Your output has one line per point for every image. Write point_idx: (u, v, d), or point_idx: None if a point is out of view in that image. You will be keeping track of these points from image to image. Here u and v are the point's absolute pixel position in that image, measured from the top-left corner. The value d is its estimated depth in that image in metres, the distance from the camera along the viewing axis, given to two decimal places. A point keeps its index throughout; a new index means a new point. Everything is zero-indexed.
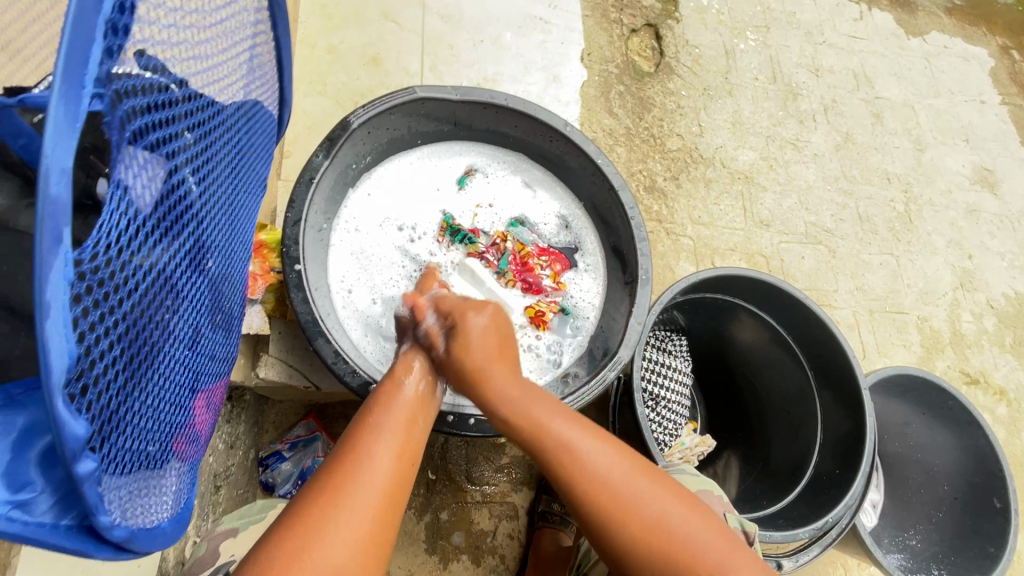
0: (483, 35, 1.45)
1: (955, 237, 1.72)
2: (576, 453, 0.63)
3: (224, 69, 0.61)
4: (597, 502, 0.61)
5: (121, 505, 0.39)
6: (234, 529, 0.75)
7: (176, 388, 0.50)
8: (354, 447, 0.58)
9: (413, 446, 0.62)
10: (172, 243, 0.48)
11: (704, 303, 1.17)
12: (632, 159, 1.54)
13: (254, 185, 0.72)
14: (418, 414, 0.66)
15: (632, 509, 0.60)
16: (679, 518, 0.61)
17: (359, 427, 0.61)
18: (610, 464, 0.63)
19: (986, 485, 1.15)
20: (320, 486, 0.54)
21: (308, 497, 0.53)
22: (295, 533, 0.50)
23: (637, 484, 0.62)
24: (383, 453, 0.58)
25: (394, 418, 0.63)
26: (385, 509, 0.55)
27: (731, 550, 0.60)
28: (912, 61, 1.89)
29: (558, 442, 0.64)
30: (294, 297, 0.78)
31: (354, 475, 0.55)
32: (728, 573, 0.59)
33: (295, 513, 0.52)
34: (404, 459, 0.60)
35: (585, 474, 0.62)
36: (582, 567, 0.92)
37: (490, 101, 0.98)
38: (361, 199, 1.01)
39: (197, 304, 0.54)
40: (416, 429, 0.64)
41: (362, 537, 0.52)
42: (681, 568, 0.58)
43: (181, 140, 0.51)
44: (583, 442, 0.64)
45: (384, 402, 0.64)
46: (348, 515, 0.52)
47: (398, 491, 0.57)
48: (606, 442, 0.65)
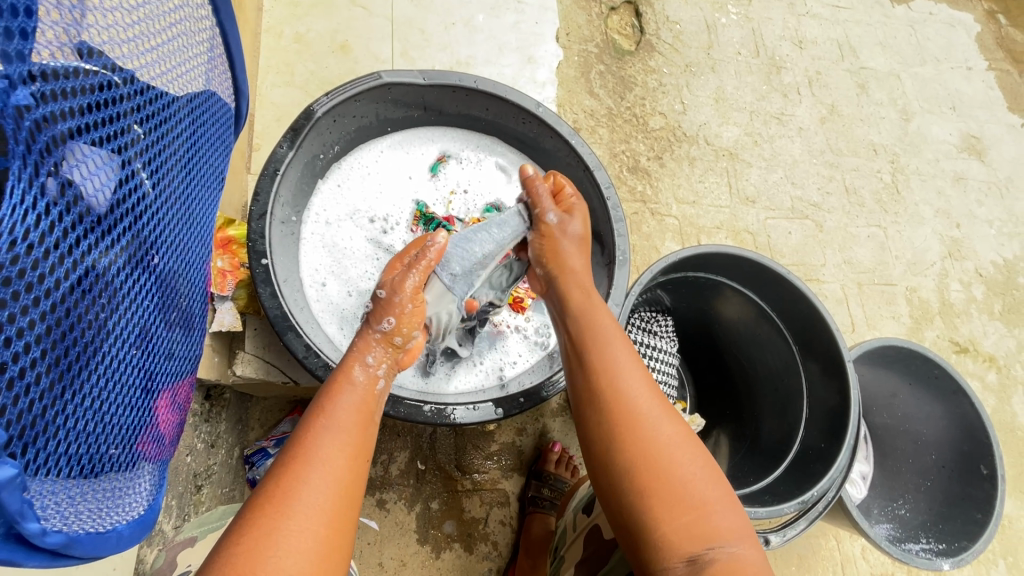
0: (456, 18, 1.42)
1: (942, 207, 1.71)
2: (617, 365, 0.66)
3: (174, 61, 0.59)
4: (615, 415, 0.62)
5: (63, 510, 0.38)
6: (190, 538, 0.75)
7: (132, 389, 0.49)
8: (300, 451, 0.53)
9: (367, 442, 0.57)
10: (114, 240, 0.46)
11: (687, 282, 1.16)
12: (614, 140, 1.52)
13: (212, 179, 0.70)
14: (374, 404, 0.61)
15: (644, 430, 0.61)
16: (682, 454, 0.60)
17: (306, 425, 0.56)
18: (643, 388, 0.65)
19: (975, 453, 1.14)
20: (266, 498, 0.50)
21: (255, 509, 0.50)
22: (242, 551, 0.47)
23: (654, 412, 0.63)
24: (332, 455, 0.53)
25: (344, 412, 0.58)
26: (339, 516, 0.51)
27: (722, 499, 0.59)
28: (897, 29, 1.86)
29: (606, 356, 0.67)
30: (262, 292, 0.77)
31: (301, 485, 0.51)
32: (716, 518, 0.58)
33: (243, 526, 0.49)
34: (357, 458, 0.55)
35: (621, 381, 0.65)
36: (559, 551, 0.92)
37: (459, 84, 0.96)
38: (331, 191, 0.99)
39: (150, 302, 0.52)
40: (370, 422, 0.59)
41: (316, 548, 0.49)
42: (675, 506, 0.57)
43: (127, 134, 0.50)
44: (625, 360, 0.67)
45: (336, 394, 0.59)
46: (298, 529, 0.49)
47: (352, 495, 0.53)
48: (649, 378, 0.67)
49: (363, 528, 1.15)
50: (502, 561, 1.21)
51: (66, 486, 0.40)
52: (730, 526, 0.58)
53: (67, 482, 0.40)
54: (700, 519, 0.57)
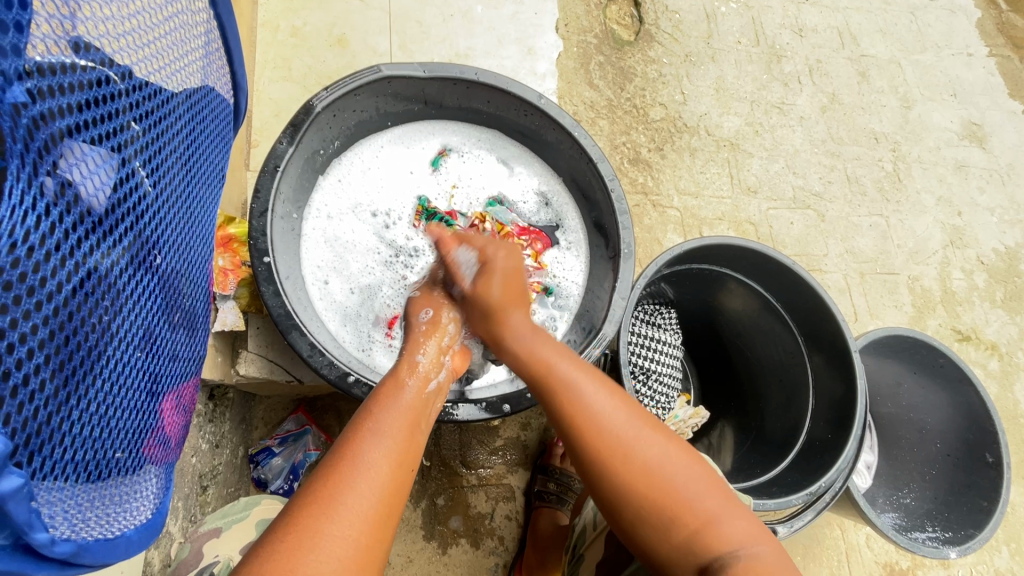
0: (453, 10, 1.40)
1: (944, 195, 1.70)
2: (574, 395, 0.63)
3: (171, 57, 0.57)
4: (593, 442, 0.61)
5: (70, 517, 0.37)
6: (213, 529, 0.77)
7: (136, 393, 0.48)
8: (349, 451, 0.53)
9: (415, 448, 0.57)
10: (114, 241, 0.45)
11: (692, 274, 1.15)
12: (614, 132, 1.51)
13: (212, 177, 0.68)
14: (419, 414, 0.61)
15: (641, 450, 0.60)
16: (670, 463, 0.60)
17: (356, 428, 0.56)
18: (610, 407, 0.62)
19: (979, 441, 1.14)
20: (311, 495, 0.50)
21: (301, 506, 0.49)
22: (284, 549, 0.46)
23: (625, 427, 0.61)
24: (380, 455, 0.53)
25: (394, 417, 0.58)
26: (382, 518, 0.51)
27: (724, 504, 0.59)
28: (898, 16, 1.84)
29: (560, 380, 0.64)
30: (265, 290, 0.76)
31: (347, 484, 0.50)
32: (722, 524, 0.58)
33: (286, 522, 0.48)
34: (404, 462, 0.55)
35: (583, 408, 0.62)
36: (578, 550, 0.92)
37: (460, 76, 0.94)
38: (332, 186, 0.97)
39: (152, 304, 0.51)
40: (419, 428, 0.60)
41: (356, 549, 0.48)
42: (675, 520, 0.58)
43: (126, 132, 0.48)
44: (587, 387, 0.64)
45: (384, 400, 0.60)
46: (340, 528, 0.48)
47: (395, 498, 0.52)
48: (608, 389, 0.64)
49: None
50: (508, 556, 1.21)
51: (73, 493, 0.39)
52: (746, 531, 0.58)
53: (73, 489, 0.39)
54: (706, 529, 0.57)
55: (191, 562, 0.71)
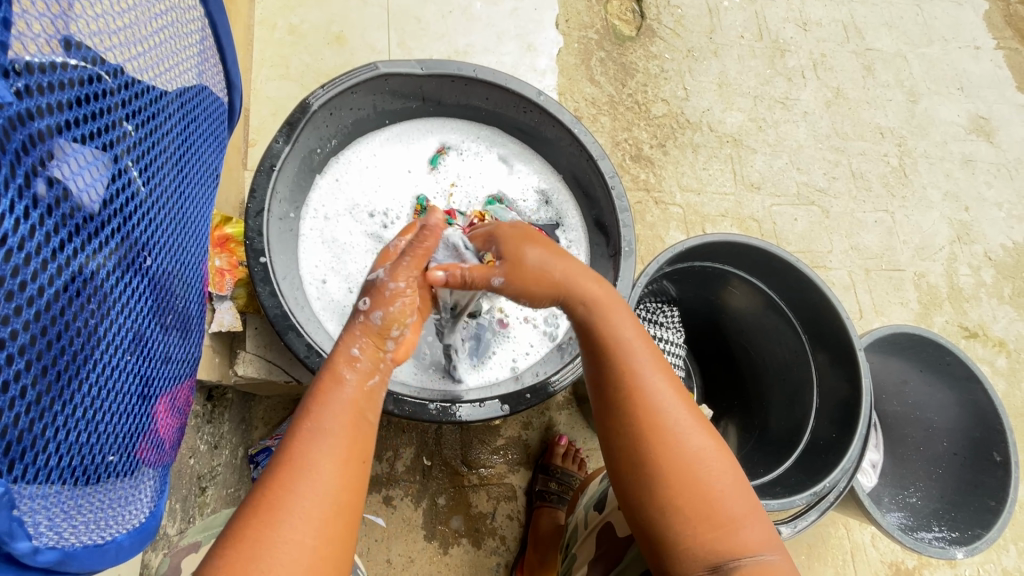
0: (452, 6, 1.39)
1: (950, 190, 1.68)
2: (639, 373, 0.62)
3: (167, 59, 0.57)
4: (640, 421, 0.59)
5: (58, 523, 0.37)
6: (195, 543, 0.74)
7: (128, 396, 0.48)
8: (292, 453, 0.49)
9: (364, 438, 0.53)
10: (103, 243, 0.44)
11: (694, 271, 1.14)
12: (616, 128, 1.49)
13: (206, 177, 0.68)
14: (366, 402, 0.54)
15: (678, 437, 0.59)
16: (711, 459, 0.58)
17: (296, 424, 0.51)
18: (668, 395, 0.61)
19: (987, 440, 1.13)
20: (257, 502, 0.47)
21: (246, 515, 0.46)
22: (234, 560, 0.44)
23: (678, 415, 0.60)
24: (325, 456, 0.49)
25: (338, 409, 0.52)
26: (332, 521, 0.48)
27: (750, 509, 0.58)
28: (904, 9, 1.81)
29: (625, 357, 0.62)
30: (260, 291, 0.75)
31: (292, 490, 0.47)
32: (744, 530, 0.56)
33: (233, 532, 0.46)
34: (350, 460, 0.50)
35: (641, 389, 0.61)
36: (571, 549, 0.91)
37: (458, 73, 0.93)
38: (328, 186, 0.97)
39: (144, 305, 0.51)
40: (368, 416, 0.54)
41: (309, 557, 0.46)
42: (705, 512, 0.56)
43: (118, 132, 0.48)
44: (648, 369, 0.62)
45: (323, 395, 0.53)
46: (290, 537, 0.45)
47: (348, 499, 0.49)
48: (672, 382, 0.63)
49: (370, 526, 1.15)
50: (510, 556, 1.21)
51: (62, 498, 0.39)
52: (762, 540, 0.56)
53: (62, 494, 0.39)
54: (731, 528, 0.56)
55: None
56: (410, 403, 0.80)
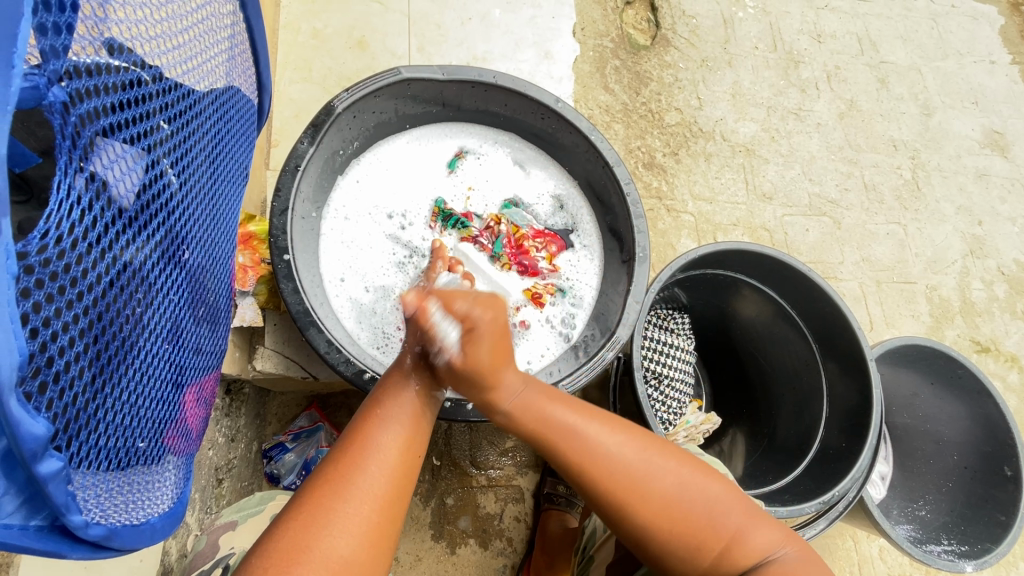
0: (471, 13, 1.41)
1: (964, 204, 1.68)
2: (587, 450, 0.59)
3: (200, 61, 0.59)
4: (611, 489, 0.58)
5: (99, 502, 0.39)
6: (232, 521, 0.76)
7: (160, 385, 0.49)
8: (361, 434, 0.54)
9: (427, 431, 0.58)
10: (145, 236, 0.46)
11: (706, 279, 1.15)
12: (629, 136, 1.51)
13: (236, 175, 0.70)
14: (430, 400, 0.60)
15: (644, 498, 0.58)
16: (694, 487, 0.60)
17: (365, 414, 0.56)
18: (616, 446, 0.60)
19: (998, 454, 1.12)
20: (329, 475, 0.51)
21: (316, 485, 0.51)
22: (303, 525, 0.48)
23: (643, 470, 0.59)
24: (390, 439, 0.54)
25: (402, 401, 0.58)
26: (392, 501, 0.52)
27: (749, 516, 0.61)
28: (919, 23, 1.82)
29: (562, 436, 0.59)
30: (283, 287, 0.77)
31: (360, 468, 0.52)
32: (750, 536, 0.60)
33: (306, 498, 0.50)
34: (414, 447, 0.56)
35: (590, 456, 0.59)
36: (589, 551, 0.92)
37: (478, 80, 0.95)
38: (349, 187, 0.99)
39: (177, 297, 0.53)
40: (429, 412, 0.60)
41: (371, 528, 0.50)
42: (706, 543, 0.58)
43: (157, 131, 0.50)
44: (591, 427, 0.60)
45: (392, 386, 0.59)
46: (356, 508, 0.50)
47: (407, 482, 0.54)
48: (619, 431, 0.61)
49: None
50: (517, 558, 1.21)
51: (103, 479, 0.41)
52: (774, 539, 0.60)
53: (103, 475, 0.41)
54: (734, 545, 0.59)
55: (206, 557, 0.71)
56: None
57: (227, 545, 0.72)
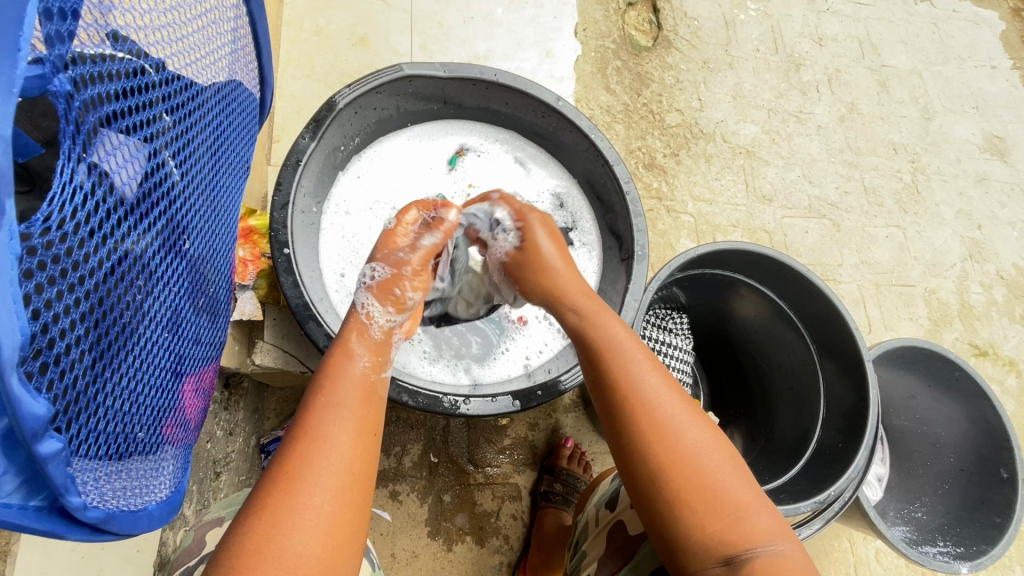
0: (474, 12, 1.42)
1: (964, 208, 1.68)
2: (634, 373, 0.63)
3: (204, 56, 0.59)
4: (634, 418, 0.61)
5: (98, 487, 0.39)
6: (218, 517, 0.76)
7: (159, 373, 0.49)
8: (310, 427, 0.54)
9: (372, 416, 0.58)
10: (146, 225, 0.47)
11: (704, 279, 1.15)
12: (630, 136, 1.51)
13: (238, 168, 0.71)
14: (372, 384, 0.61)
15: (672, 437, 0.60)
16: (712, 455, 0.60)
17: (310, 404, 0.57)
18: (660, 387, 0.63)
19: (994, 456, 1.12)
20: (279, 473, 0.51)
21: (269, 485, 0.51)
22: (262, 524, 0.48)
23: (678, 417, 0.61)
24: (340, 431, 0.55)
25: (345, 391, 0.58)
26: (348, 490, 0.52)
27: (751, 494, 0.59)
28: (920, 27, 1.82)
29: (619, 358, 0.65)
30: (283, 281, 0.77)
31: (312, 461, 0.52)
32: (753, 520, 0.58)
33: (259, 501, 0.50)
34: (363, 431, 0.56)
35: (635, 385, 0.63)
36: (581, 544, 0.92)
37: (479, 77, 0.96)
38: (350, 183, 0.99)
39: (177, 286, 0.53)
40: (375, 398, 0.60)
41: (330, 522, 0.50)
42: (708, 507, 0.57)
43: (159, 122, 0.50)
44: (640, 363, 0.65)
45: (332, 377, 0.59)
46: (311, 503, 0.50)
47: (364, 472, 0.54)
48: (664, 376, 0.65)
49: (376, 519, 1.16)
50: (513, 555, 1.21)
51: (101, 465, 0.41)
52: (770, 527, 0.58)
53: (101, 461, 0.41)
54: (732, 523, 0.57)
55: (191, 554, 0.72)
56: (424, 395, 0.81)
57: (212, 540, 0.73)
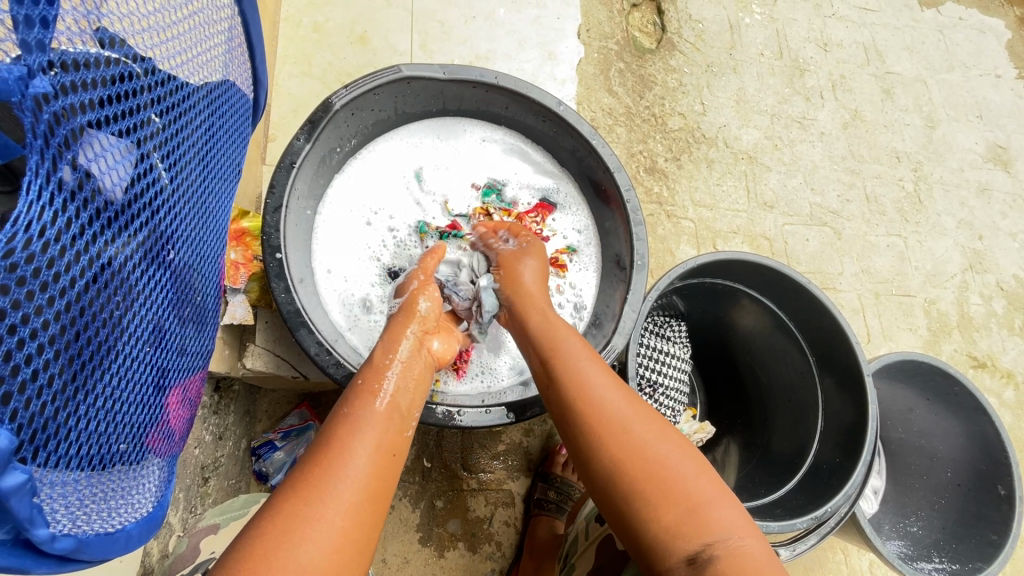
0: (476, 11, 1.40)
1: (965, 218, 1.67)
2: (578, 367, 0.69)
3: (192, 50, 0.57)
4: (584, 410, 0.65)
5: (72, 511, 0.37)
6: (213, 525, 0.76)
7: (139, 388, 0.48)
8: (334, 441, 0.55)
9: (397, 435, 0.59)
10: (126, 235, 0.45)
11: (704, 288, 1.14)
12: (631, 140, 1.50)
13: (228, 170, 0.68)
14: (394, 405, 0.61)
15: (624, 433, 0.62)
16: (663, 446, 0.62)
17: (337, 419, 0.58)
18: (604, 387, 0.67)
19: (992, 473, 1.12)
20: (300, 482, 0.52)
21: (287, 490, 0.52)
22: (272, 533, 0.48)
23: (625, 407, 0.65)
24: (362, 445, 0.55)
25: (372, 413, 0.59)
26: (364, 506, 0.52)
27: (716, 494, 0.59)
28: (926, 34, 1.81)
29: (569, 368, 0.70)
30: (274, 287, 0.75)
31: (330, 473, 0.52)
32: (712, 511, 0.57)
33: (272, 509, 0.50)
34: (387, 449, 0.57)
35: (581, 382, 0.68)
36: (570, 559, 0.91)
37: (480, 80, 0.94)
38: (333, 213, 0.95)
39: (161, 297, 0.51)
40: (401, 419, 0.61)
41: (337, 536, 0.49)
42: (660, 507, 0.58)
43: (140, 123, 0.48)
44: (592, 371, 0.69)
45: (352, 407, 0.59)
46: (323, 514, 0.50)
47: (378, 488, 0.54)
48: (609, 374, 0.69)
49: None
50: (505, 562, 1.20)
51: (78, 487, 0.39)
52: (736, 522, 0.57)
53: (77, 483, 0.39)
54: (694, 514, 0.57)
55: (185, 562, 0.71)
56: (420, 407, 0.80)
57: (206, 550, 0.72)
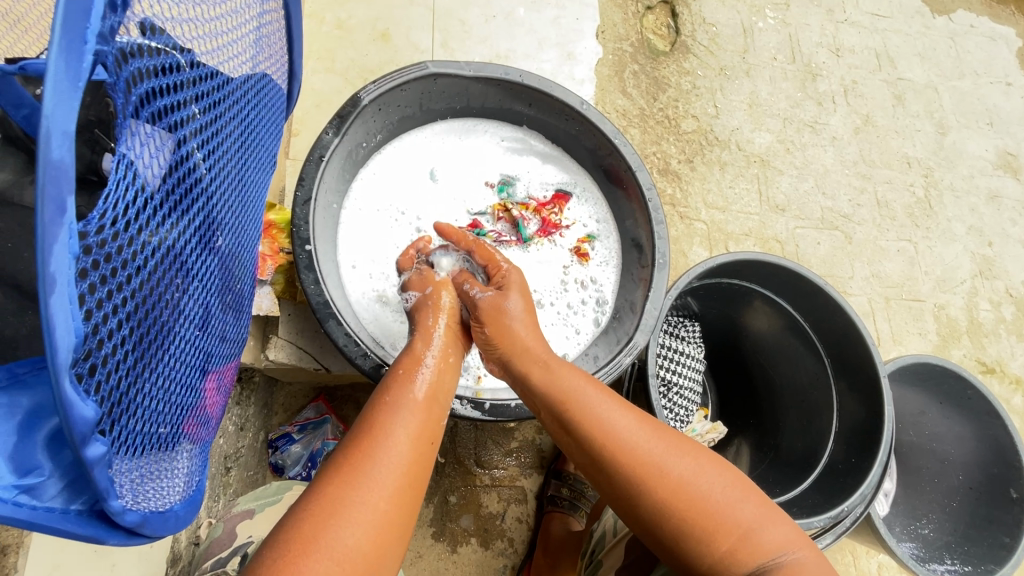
0: (496, 11, 1.41)
1: (975, 224, 1.68)
2: (596, 413, 0.68)
3: (230, 42, 0.57)
4: (614, 455, 0.65)
5: (131, 487, 0.38)
6: (250, 509, 0.76)
7: (186, 370, 0.49)
8: (375, 427, 0.57)
9: (432, 426, 0.61)
10: (182, 218, 0.46)
11: (720, 288, 1.14)
12: (645, 141, 1.50)
13: (264, 161, 0.69)
14: (433, 415, 0.62)
15: (654, 472, 0.63)
16: (702, 478, 0.63)
17: (377, 407, 0.60)
18: (629, 426, 0.67)
19: (1004, 476, 1.13)
20: (341, 467, 0.53)
21: (329, 475, 0.53)
22: (315, 515, 0.49)
23: (650, 444, 0.65)
24: (402, 431, 0.57)
25: (412, 404, 0.61)
26: (404, 493, 0.54)
27: (760, 515, 0.62)
28: (937, 41, 1.82)
29: (584, 413, 0.68)
30: (304, 278, 0.76)
31: (370, 458, 0.54)
32: (760, 534, 0.60)
33: (314, 493, 0.51)
34: (424, 439, 0.59)
35: (603, 430, 0.66)
36: (596, 556, 0.93)
37: (504, 78, 0.95)
38: (356, 215, 0.96)
39: (207, 282, 0.52)
40: (435, 411, 0.63)
41: (380, 521, 0.51)
42: (711, 534, 0.60)
43: (191, 110, 0.49)
44: (609, 411, 0.68)
45: (393, 399, 0.61)
46: (365, 498, 0.51)
47: (416, 475, 0.56)
48: (632, 415, 0.69)
49: None
50: (516, 559, 1.21)
51: (135, 464, 0.40)
52: (782, 540, 0.60)
53: (135, 460, 0.40)
54: (745, 540, 0.60)
55: (222, 547, 0.72)
56: None
57: (244, 533, 0.73)
